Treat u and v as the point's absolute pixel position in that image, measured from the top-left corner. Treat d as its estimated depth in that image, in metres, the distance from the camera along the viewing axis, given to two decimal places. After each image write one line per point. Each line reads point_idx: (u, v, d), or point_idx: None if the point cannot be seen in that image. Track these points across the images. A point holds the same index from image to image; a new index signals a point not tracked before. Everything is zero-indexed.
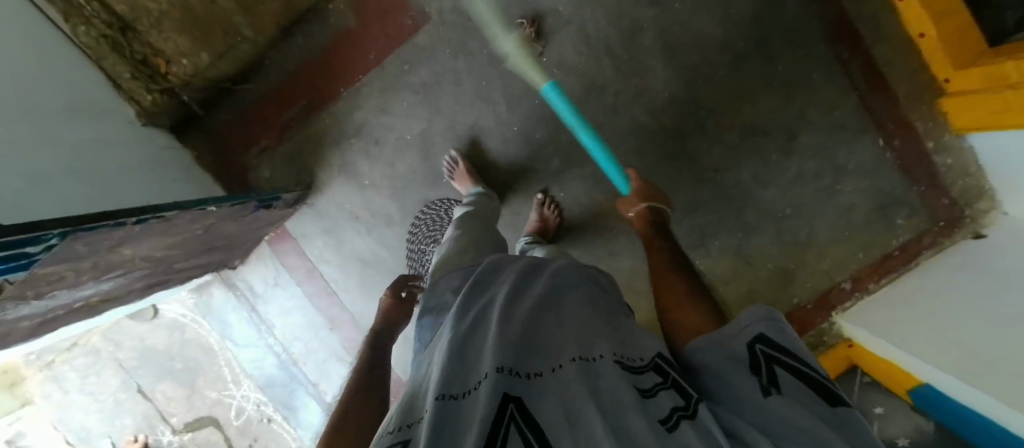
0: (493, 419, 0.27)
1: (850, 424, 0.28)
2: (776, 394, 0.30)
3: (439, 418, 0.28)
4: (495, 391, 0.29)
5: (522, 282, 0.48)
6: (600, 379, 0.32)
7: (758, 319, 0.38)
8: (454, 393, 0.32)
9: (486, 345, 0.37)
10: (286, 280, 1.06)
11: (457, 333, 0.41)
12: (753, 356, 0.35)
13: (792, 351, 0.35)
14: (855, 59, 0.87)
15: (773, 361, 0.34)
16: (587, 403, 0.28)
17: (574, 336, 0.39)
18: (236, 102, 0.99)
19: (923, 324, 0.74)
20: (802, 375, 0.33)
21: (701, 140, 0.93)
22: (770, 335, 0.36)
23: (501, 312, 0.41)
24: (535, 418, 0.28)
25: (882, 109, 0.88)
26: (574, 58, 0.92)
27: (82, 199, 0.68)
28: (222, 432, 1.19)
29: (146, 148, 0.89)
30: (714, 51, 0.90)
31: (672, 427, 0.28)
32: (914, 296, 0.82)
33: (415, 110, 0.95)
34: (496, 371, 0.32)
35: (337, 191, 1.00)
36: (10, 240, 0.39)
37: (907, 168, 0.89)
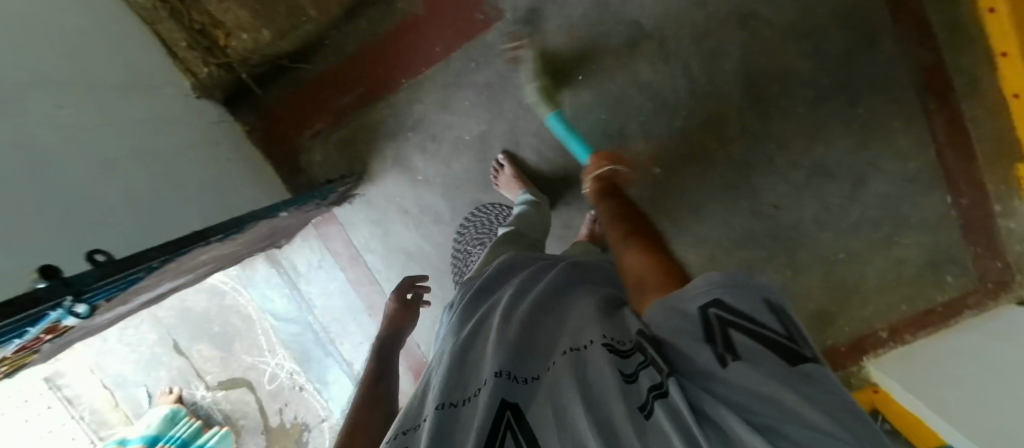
0: (489, 427, 0.28)
1: (819, 383, 0.25)
2: (740, 365, 0.25)
3: (437, 428, 0.30)
4: (492, 397, 0.30)
5: (526, 285, 0.49)
6: (591, 365, 0.32)
7: (704, 284, 0.30)
8: (454, 400, 0.34)
9: (486, 351, 0.38)
10: (329, 264, 1.08)
11: (461, 338, 0.43)
12: (705, 323, 0.29)
13: (745, 302, 0.29)
14: (941, 110, 0.84)
15: (728, 324, 0.28)
16: (575, 397, 0.29)
17: (570, 327, 0.39)
18: (293, 81, 0.96)
19: (942, 381, 0.77)
20: (760, 334, 0.27)
21: (765, 175, 0.91)
22: (731, 297, 0.29)
23: (504, 316, 0.42)
24: (531, 429, 0.29)
25: (959, 166, 0.85)
26: (650, 75, 0.88)
27: (149, 196, 0.66)
28: (254, 393, 1.25)
29: (202, 124, 0.87)
30: (798, 84, 0.86)
31: (650, 414, 0.26)
32: (945, 349, 0.84)
33: (476, 110, 0.92)
34: (495, 376, 0.33)
35: (389, 183, 0.99)
36: (108, 280, 0.41)
37: (969, 228, 0.87)
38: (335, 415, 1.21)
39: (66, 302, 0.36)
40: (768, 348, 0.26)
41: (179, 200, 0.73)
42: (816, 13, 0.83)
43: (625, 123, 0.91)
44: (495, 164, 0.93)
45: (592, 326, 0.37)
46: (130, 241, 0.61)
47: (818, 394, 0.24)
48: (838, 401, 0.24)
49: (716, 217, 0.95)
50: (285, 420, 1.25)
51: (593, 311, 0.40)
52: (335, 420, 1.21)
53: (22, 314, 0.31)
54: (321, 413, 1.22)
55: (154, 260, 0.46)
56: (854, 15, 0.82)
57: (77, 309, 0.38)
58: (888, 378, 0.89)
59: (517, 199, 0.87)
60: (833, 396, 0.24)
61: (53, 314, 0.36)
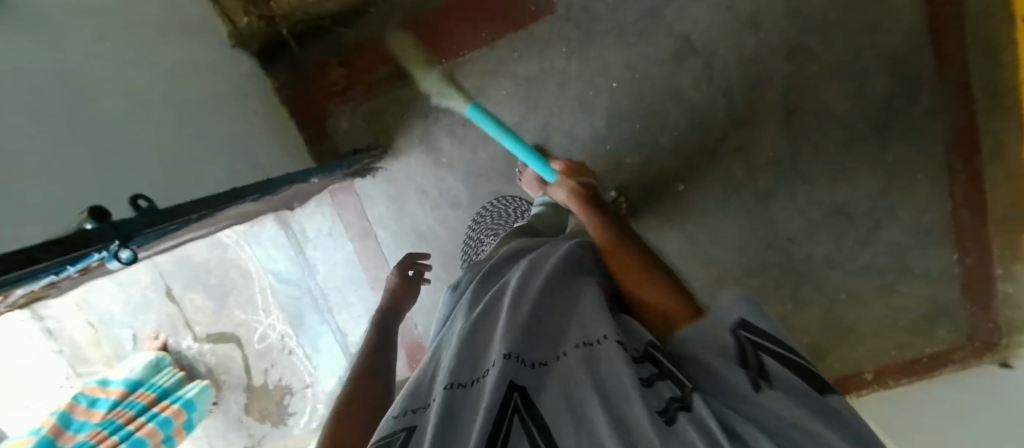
0: (497, 410, 0.26)
1: (842, 417, 0.25)
2: (771, 388, 0.26)
3: (444, 408, 0.29)
4: (500, 378, 0.29)
5: (534, 268, 0.47)
6: (604, 361, 0.31)
7: (733, 305, 0.35)
8: (462, 381, 0.33)
9: (494, 333, 0.37)
10: (340, 233, 1.07)
11: (468, 322, 0.42)
12: (737, 343, 0.32)
13: (773, 335, 0.32)
14: (965, 169, 0.86)
15: (759, 349, 0.31)
16: (590, 391, 0.27)
17: (582, 320, 0.38)
18: (333, 44, 0.93)
19: (912, 418, 0.80)
20: (791, 363, 0.29)
21: (784, 208, 0.92)
22: (757, 322, 0.33)
23: (511, 296, 0.41)
24: (540, 412, 0.27)
25: (971, 226, 0.88)
26: (691, 93, 0.88)
27: (180, 141, 0.66)
28: (241, 350, 1.22)
29: (234, 72, 0.85)
30: (834, 124, 0.87)
31: (671, 421, 0.24)
32: (922, 393, 0.87)
33: (512, 101, 0.91)
34: (504, 358, 0.31)
35: (412, 161, 0.97)
36: (151, 228, 0.40)
37: (968, 287, 0.90)
38: (320, 383, 1.20)
39: (113, 245, 0.35)
40: (797, 376, 0.28)
41: (204, 152, 0.71)
42: (864, 56, 0.84)
43: (658, 137, 0.91)
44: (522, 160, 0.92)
45: (604, 320, 0.37)
46: (154, 189, 0.59)
47: (841, 429, 0.24)
48: (859, 439, 0.24)
49: (730, 241, 0.96)
50: (269, 381, 1.23)
51: (602, 308, 0.39)
52: (320, 388, 1.21)
53: (73, 251, 0.30)
54: (307, 379, 1.21)
55: (194, 213, 0.46)
56: (900, 64, 0.83)
57: (121, 256, 0.36)
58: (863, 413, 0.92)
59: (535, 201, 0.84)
60: (854, 431, 0.25)
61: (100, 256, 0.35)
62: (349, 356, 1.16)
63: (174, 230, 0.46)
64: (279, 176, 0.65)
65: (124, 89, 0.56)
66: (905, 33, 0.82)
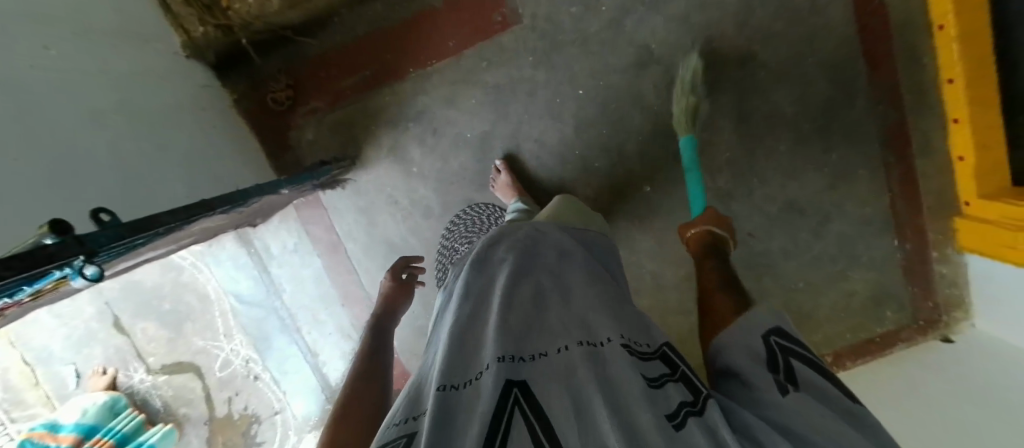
0: (497, 407, 0.27)
1: (861, 419, 0.30)
2: (798, 393, 0.31)
3: (440, 408, 0.29)
4: (497, 378, 0.30)
5: (525, 265, 0.48)
6: (609, 364, 0.32)
7: (766, 316, 0.39)
8: (455, 383, 0.33)
9: (488, 333, 0.38)
10: (306, 248, 1.03)
11: (459, 322, 0.42)
12: (769, 348, 0.36)
13: (801, 340, 0.37)
14: (898, 163, 0.94)
15: (788, 354, 0.35)
16: (593, 389, 0.29)
17: (580, 320, 0.39)
18: (294, 55, 0.92)
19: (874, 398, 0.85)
20: (817, 370, 0.34)
21: (744, 205, 0.97)
22: (788, 329, 0.38)
23: (504, 298, 0.42)
24: (540, 405, 0.28)
25: (907, 214, 0.96)
26: (653, 98, 0.92)
27: (136, 154, 0.62)
28: (202, 380, 1.13)
29: (188, 84, 0.81)
30: (784, 125, 0.93)
31: (680, 425, 0.27)
32: (879, 373, 0.93)
33: (481, 109, 0.92)
34: (498, 360, 0.32)
35: (382, 172, 0.96)
36: (116, 243, 0.37)
37: (909, 270, 0.98)
38: (290, 408, 1.13)
39: (76, 262, 0.33)
40: (825, 383, 0.32)
41: (162, 166, 0.67)
42: (807, 62, 0.91)
43: (624, 141, 0.94)
44: (493, 167, 0.93)
45: (606, 323, 0.38)
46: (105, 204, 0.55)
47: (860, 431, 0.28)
48: (875, 436, 0.28)
49: None
50: (233, 411, 1.14)
51: (601, 309, 0.41)
52: (290, 413, 1.13)
53: (31, 270, 0.28)
54: (275, 405, 1.14)
55: (162, 227, 0.43)
56: (839, 69, 0.91)
57: (88, 273, 0.34)
58: None
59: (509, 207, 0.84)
60: (871, 431, 0.29)
61: (60, 274, 0.32)
62: (321, 376, 1.11)
63: (139, 245, 0.43)
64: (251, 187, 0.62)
65: (72, 102, 0.53)
66: (839, 41, 0.89)
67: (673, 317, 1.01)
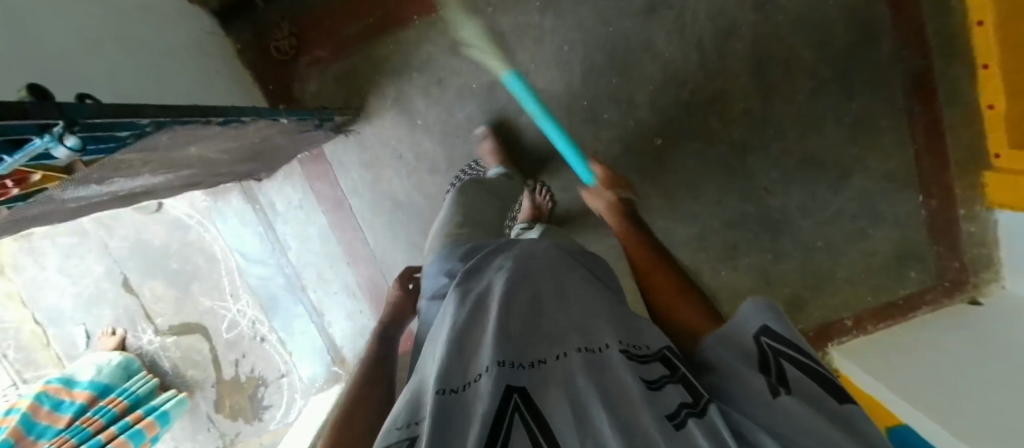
0: (495, 415, 0.24)
1: (852, 422, 0.24)
2: (787, 395, 0.26)
3: (439, 416, 0.26)
4: (496, 383, 0.27)
5: (528, 259, 0.43)
6: (609, 369, 0.29)
7: (761, 311, 0.34)
8: (454, 387, 0.29)
9: (487, 334, 0.33)
10: (311, 205, 1.01)
11: (455, 322, 0.37)
12: (760, 351, 0.32)
13: (801, 344, 0.31)
14: (924, 113, 0.90)
15: (780, 356, 0.30)
16: (593, 393, 0.26)
17: (577, 322, 0.35)
18: (296, 3, 0.91)
19: (897, 360, 0.81)
20: (812, 370, 0.28)
21: (760, 159, 0.94)
22: (780, 329, 0.32)
23: (503, 295, 0.37)
24: (540, 410, 0.25)
25: (932, 169, 0.91)
26: (665, 45, 0.89)
27: (134, 87, 0.61)
28: (209, 342, 1.13)
29: (191, 29, 0.81)
30: (802, 73, 0.90)
31: (680, 425, 0.23)
32: (906, 335, 0.88)
33: (487, 58, 0.90)
34: (498, 364, 0.29)
35: (387, 124, 0.94)
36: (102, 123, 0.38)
37: (935, 228, 0.93)
38: (296, 370, 1.11)
39: (55, 128, 0.33)
40: (816, 382, 0.27)
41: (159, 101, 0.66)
42: (826, 5, 0.87)
43: (635, 91, 0.91)
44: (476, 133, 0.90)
45: (605, 329, 0.34)
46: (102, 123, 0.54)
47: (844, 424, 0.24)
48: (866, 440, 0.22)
49: (711, 195, 0.96)
50: (240, 373, 1.13)
51: (603, 315, 0.36)
52: (296, 375, 1.11)
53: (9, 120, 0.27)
54: (282, 368, 1.12)
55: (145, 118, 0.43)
56: (858, 14, 0.87)
57: (69, 142, 0.34)
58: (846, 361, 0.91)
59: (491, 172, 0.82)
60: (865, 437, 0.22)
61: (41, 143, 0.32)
62: (327, 337, 1.08)
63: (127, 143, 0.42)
64: (244, 110, 0.62)
65: (71, 23, 0.52)
66: None
67: None
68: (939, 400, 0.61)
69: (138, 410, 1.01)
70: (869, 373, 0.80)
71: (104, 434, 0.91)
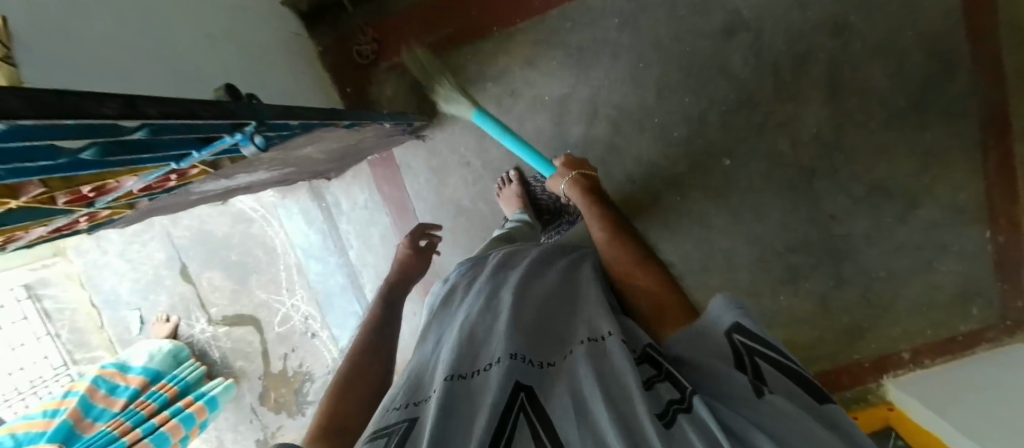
0: (502, 409, 0.28)
1: (841, 426, 0.25)
2: (775, 396, 0.26)
3: (447, 397, 0.30)
4: (506, 378, 0.31)
5: (534, 272, 0.49)
6: (609, 357, 0.32)
7: (728, 307, 0.34)
8: (463, 373, 0.33)
9: (497, 329, 0.38)
10: (376, 206, 1.02)
11: (468, 318, 0.43)
12: (733, 348, 0.32)
13: (766, 335, 0.32)
14: (997, 148, 0.89)
15: (754, 353, 0.31)
16: (592, 385, 0.28)
17: (581, 320, 0.39)
18: (382, 8, 0.93)
19: (951, 393, 0.81)
20: (785, 368, 0.29)
21: (826, 185, 0.94)
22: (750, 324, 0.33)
23: (515, 298, 0.42)
24: (544, 406, 0.29)
25: (1001, 205, 0.91)
26: (740, 67, 0.89)
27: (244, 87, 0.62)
28: (260, 334, 1.14)
29: (284, 29, 0.83)
30: (875, 101, 0.90)
31: (670, 423, 0.24)
32: (967, 370, 0.88)
33: (562, 71, 0.91)
34: (510, 357, 0.33)
35: (457, 130, 0.96)
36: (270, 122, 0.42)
37: (1001, 265, 0.92)
38: None
39: (247, 127, 0.38)
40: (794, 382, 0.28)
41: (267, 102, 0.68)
42: (905, 36, 0.87)
43: (706, 111, 0.91)
44: (503, 176, 0.94)
45: (607, 318, 0.38)
46: None
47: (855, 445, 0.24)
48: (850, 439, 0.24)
49: (774, 217, 0.97)
50: (288, 367, 1.15)
51: (605, 302, 0.41)
52: None
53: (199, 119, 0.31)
54: (330, 365, 1.13)
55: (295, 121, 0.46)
56: (937, 45, 0.86)
57: (256, 141, 0.39)
58: (899, 393, 0.91)
59: (512, 216, 0.84)
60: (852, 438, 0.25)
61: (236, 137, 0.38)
62: None
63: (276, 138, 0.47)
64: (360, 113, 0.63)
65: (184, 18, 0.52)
66: (944, 13, 0.85)
67: (739, 298, 1.01)
68: (995, 432, 0.62)
69: (188, 396, 1.04)
70: (922, 406, 0.81)
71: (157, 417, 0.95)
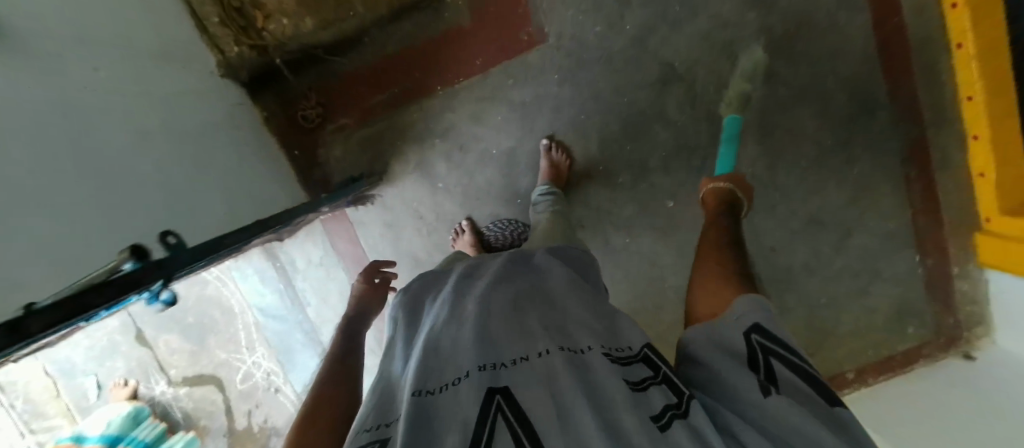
0: (478, 417, 0.27)
1: (844, 425, 0.27)
2: (779, 396, 0.28)
3: (417, 413, 0.28)
4: (478, 387, 0.30)
5: (508, 280, 0.49)
6: (590, 373, 0.33)
7: (750, 309, 0.34)
8: (431, 389, 0.32)
9: (466, 340, 0.37)
10: (333, 263, 1.02)
11: (434, 331, 0.42)
12: (749, 348, 0.32)
13: (785, 337, 0.32)
14: (918, 179, 0.95)
15: (768, 354, 0.32)
16: (577, 395, 0.29)
17: (557, 328, 0.40)
18: (324, 73, 0.94)
19: (889, 412, 0.86)
20: (799, 371, 0.31)
21: (765, 220, 0.99)
22: (768, 326, 0.33)
23: (481, 310, 0.42)
24: (522, 408, 0.28)
25: (927, 230, 0.96)
26: (678, 115, 0.92)
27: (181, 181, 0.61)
28: (222, 392, 1.13)
29: (229, 103, 0.82)
30: (805, 141, 0.95)
31: (665, 426, 0.28)
32: (904, 388, 0.93)
33: (507, 125, 0.93)
34: (480, 369, 0.32)
35: (408, 186, 0.97)
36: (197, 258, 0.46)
37: (931, 285, 0.98)
38: None
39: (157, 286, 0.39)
40: (806, 384, 0.30)
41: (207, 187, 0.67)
42: (828, 79, 0.92)
43: (649, 156, 0.94)
44: (457, 227, 0.96)
45: (587, 333, 0.39)
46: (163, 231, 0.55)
47: (848, 435, 0.26)
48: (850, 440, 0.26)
49: None
50: (253, 423, 1.13)
51: (587, 317, 0.42)
52: None
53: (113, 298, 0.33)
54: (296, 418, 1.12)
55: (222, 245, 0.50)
56: (859, 86, 0.91)
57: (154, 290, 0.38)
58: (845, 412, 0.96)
59: None
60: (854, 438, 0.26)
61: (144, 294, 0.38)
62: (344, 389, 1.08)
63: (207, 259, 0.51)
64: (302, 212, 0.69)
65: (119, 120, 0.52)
66: (860, 58, 0.90)
67: None
68: None
69: None
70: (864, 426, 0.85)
71: None
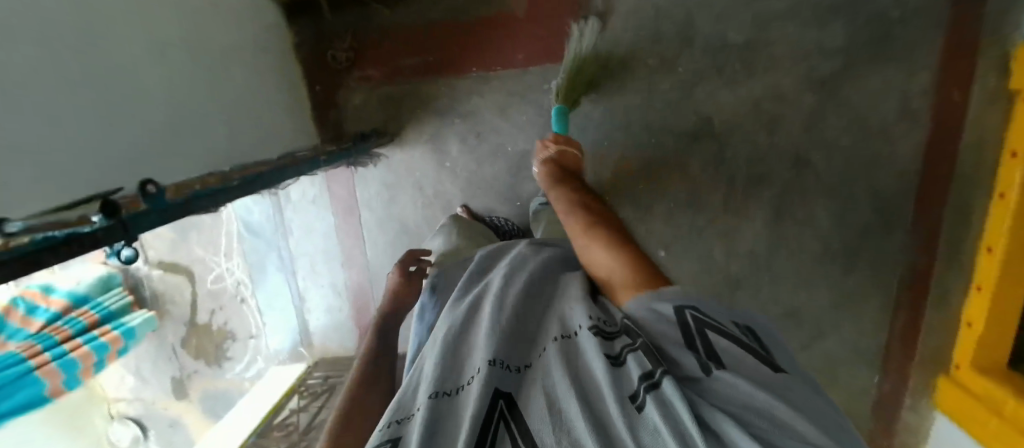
0: (482, 422, 0.27)
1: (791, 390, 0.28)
2: (724, 372, 0.27)
3: (429, 420, 0.28)
4: (485, 387, 0.29)
5: (518, 262, 0.47)
6: (579, 360, 0.31)
7: (671, 292, 0.36)
8: (448, 389, 0.32)
9: (480, 336, 0.36)
10: (323, 203, 1.04)
11: (452, 319, 0.40)
12: (684, 326, 0.32)
13: (714, 314, 0.34)
14: (908, 308, 0.93)
15: (703, 326, 0.32)
16: (567, 387, 0.28)
17: (557, 314, 0.38)
18: (365, 18, 0.91)
19: None
20: (736, 342, 0.31)
21: (749, 298, 0.98)
22: (703, 310, 0.34)
23: (494, 298, 0.40)
24: (522, 413, 0.28)
25: (899, 357, 0.96)
26: (699, 172, 0.91)
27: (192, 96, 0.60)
28: (192, 285, 1.19)
29: (261, 24, 0.81)
30: (813, 236, 0.93)
31: (642, 406, 0.26)
32: None
33: (529, 127, 0.90)
34: (489, 363, 0.31)
35: (416, 155, 0.96)
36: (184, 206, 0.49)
37: (879, 406, 1.00)
38: (266, 338, 1.17)
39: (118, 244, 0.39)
40: (750, 354, 0.30)
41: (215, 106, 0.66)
42: (860, 185, 0.88)
43: (655, 202, 0.94)
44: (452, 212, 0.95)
45: (579, 308, 0.37)
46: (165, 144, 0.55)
47: (797, 405, 0.26)
48: (819, 420, 0.26)
49: None
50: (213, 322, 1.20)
51: (581, 291, 0.40)
52: (264, 341, 1.17)
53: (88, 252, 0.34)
54: (253, 330, 1.18)
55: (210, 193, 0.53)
56: (889, 201, 0.88)
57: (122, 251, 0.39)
58: None
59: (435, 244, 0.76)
60: (808, 407, 0.27)
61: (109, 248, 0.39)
62: (301, 319, 1.12)
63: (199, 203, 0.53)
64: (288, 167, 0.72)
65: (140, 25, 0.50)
66: (900, 174, 0.86)
67: None
68: None
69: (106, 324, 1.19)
70: None
71: (69, 343, 1.13)
